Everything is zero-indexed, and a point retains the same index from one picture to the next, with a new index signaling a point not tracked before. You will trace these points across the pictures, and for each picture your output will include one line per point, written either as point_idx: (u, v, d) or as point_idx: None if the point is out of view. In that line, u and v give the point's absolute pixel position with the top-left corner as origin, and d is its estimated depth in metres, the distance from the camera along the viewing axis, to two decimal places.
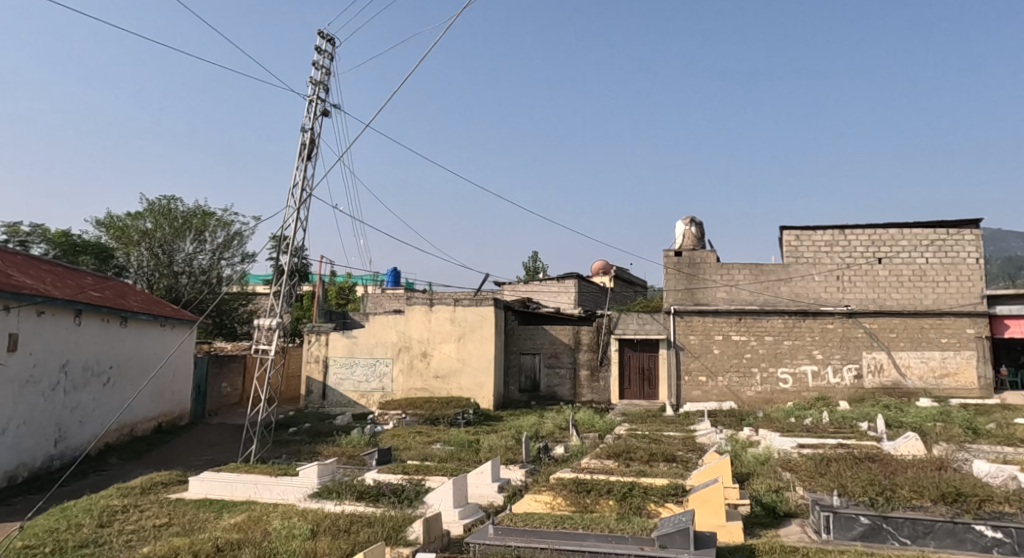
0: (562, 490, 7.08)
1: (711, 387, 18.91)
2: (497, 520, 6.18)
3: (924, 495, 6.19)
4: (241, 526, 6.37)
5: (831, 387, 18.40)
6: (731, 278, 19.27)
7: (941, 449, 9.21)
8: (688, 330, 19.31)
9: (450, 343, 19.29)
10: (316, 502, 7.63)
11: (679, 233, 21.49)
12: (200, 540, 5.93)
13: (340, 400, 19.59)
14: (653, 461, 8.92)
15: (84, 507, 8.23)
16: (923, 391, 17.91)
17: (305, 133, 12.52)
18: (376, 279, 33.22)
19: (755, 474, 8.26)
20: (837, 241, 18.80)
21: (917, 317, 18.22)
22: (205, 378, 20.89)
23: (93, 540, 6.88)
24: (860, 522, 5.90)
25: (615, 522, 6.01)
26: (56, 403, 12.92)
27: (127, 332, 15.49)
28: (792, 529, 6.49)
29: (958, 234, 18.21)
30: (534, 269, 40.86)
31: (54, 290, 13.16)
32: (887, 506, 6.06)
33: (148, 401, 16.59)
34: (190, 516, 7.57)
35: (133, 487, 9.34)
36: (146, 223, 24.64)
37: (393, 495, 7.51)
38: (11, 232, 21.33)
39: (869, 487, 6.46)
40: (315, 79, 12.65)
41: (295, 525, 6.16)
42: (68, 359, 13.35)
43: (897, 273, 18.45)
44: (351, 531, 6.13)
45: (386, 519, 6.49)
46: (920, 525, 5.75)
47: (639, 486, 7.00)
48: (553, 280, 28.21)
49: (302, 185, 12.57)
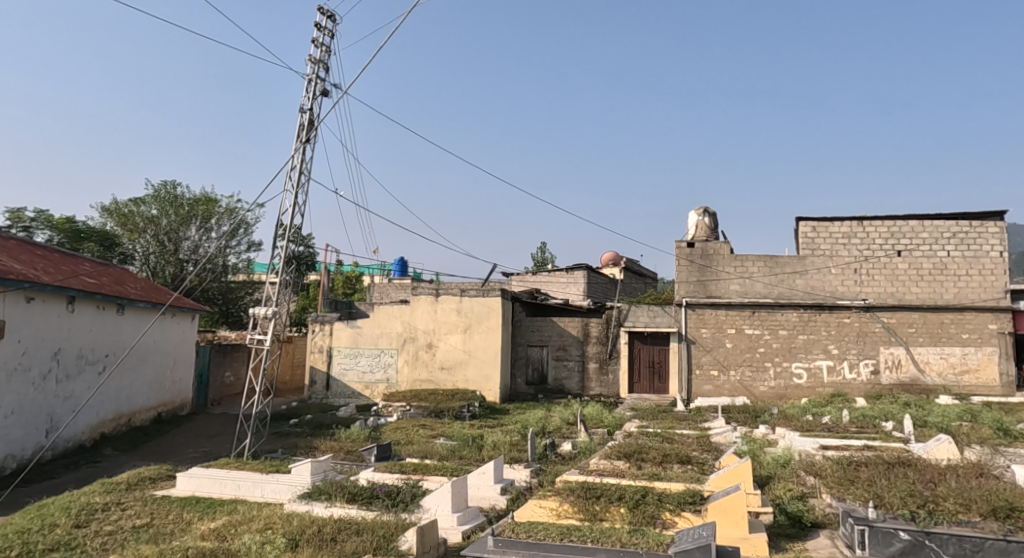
0: (569, 495, 6.48)
1: (723, 382, 18.32)
2: (499, 531, 5.62)
3: (972, 509, 5.60)
4: (218, 532, 5.89)
5: (847, 383, 17.77)
6: (745, 270, 18.63)
7: (973, 453, 8.60)
8: (699, 323, 18.66)
9: (457, 335, 18.77)
10: (305, 503, 7.09)
11: (692, 223, 20.81)
12: (171, 549, 5.44)
13: (343, 391, 19.15)
14: (667, 463, 8.34)
15: (63, 505, 7.74)
16: (943, 389, 17.27)
17: (304, 114, 11.95)
18: (381, 269, 32.78)
19: (776, 478, 7.72)
20: (855, 234, 18.07)
21: (938, 312, 17.53)
22: (206, 367, 20.50)
23: (65, 543, 6.38)
24: (899, 537, 5.32)
25: (627, 535, 5.46)
26: (47, 393, 12.47)
27: (123, 320, 15.04)
28: (821, 543, 5.95)
29: (981, 226, 17.50)
30: (542, 260, 40.42)
31: (45, 276, 12.66)
32: (929, 520, 5.46)
33: (147, 390, 16.18)
34: (173, 517, 7.09)
35: (118, 483, 8.88)
36: (151, 210, 24.20)
37: (387, 497, 6.95)
38: (16, 217, 21.01)
39: (909, 499, 5.87)
40: (315, 58, 12.07)
41: (272, 536, 5.62)
42: (61, 346, 12.90)
43: (917, 266, 17.75)
44: (337, 541, 5.59)
45: (377, 526, 5.93)
46: (968, 543, 5.18)
47: (653, 493, 6.42)
48: (562, 271, 27.66)
49: (301, 168, 11.99)
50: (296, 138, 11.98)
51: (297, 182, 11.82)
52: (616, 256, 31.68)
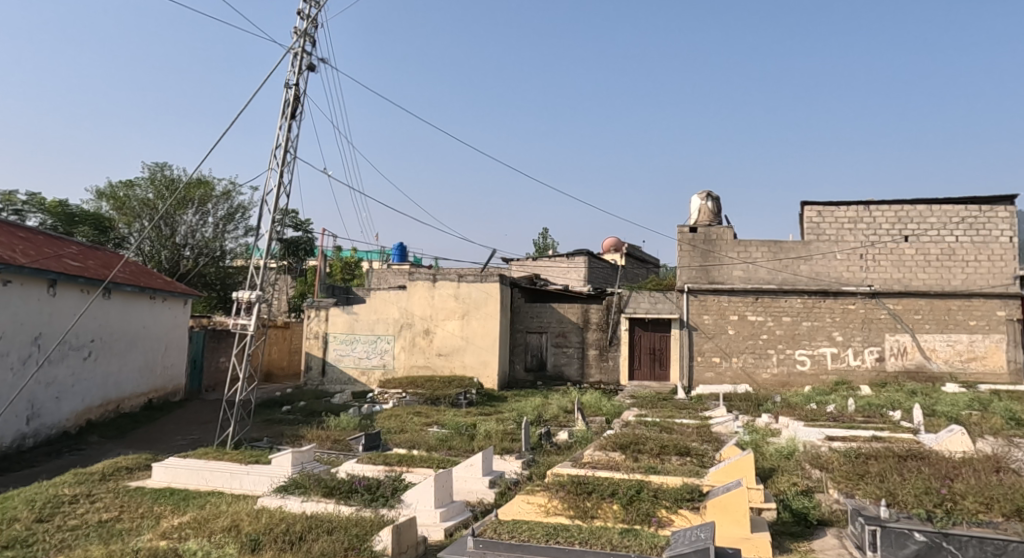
0: (559, 491, 6.05)
1: (725, 368, 17.90)
2: (479, 531, 5.21)
3: (993, 509, 5.23)
4: (178, 531, 5.48)
5: (852, 370, 17.33)
6: (748, 255, 18.13)
7: (987, 444, 8.17)
8: (701, 309, 18.22)
9: (454, 321, 18.36)
10: (280, 497, 6.70)
11: (695, 208, 20.30)
12: (122, 550, 5.03)
13: (339, 377, 18.79)
14: (665, 455, 7.92)
15: (28, 497, 7.33)
16: (949, 376, 16.83)
17: (290, 89, 11.44)
18: (380, 254, 32.38)
19: (780, 471, 7.34)
20: (861, 218, 17.54)
21: (945, 298, 17.07)
22: (200, 353, 20.13)
23: (21, 540, 5.98)
24: (914, 538, 4.88)
25: (619, 536, 5.03)
26: (27, 378, 12.08)
27: (110, 305, 14.65)
28: (828, 543, 5.55)
29: (990, 211, 16.95)
30: (544, 246, 39.99)
31: (23, 257, 12.22)
32: (947, 521, 5.05)
33: (137, 375, 15.82)
34: (143, 511, 6.71)
35: (92, 473, 8.51)
36: (147, 193, 23.67)
37: (366, 492, 6.57)
38: (7, 201, 20.60)
39: (925, 497, 5.46)
40: (301, 31, 11.54)
41: (233, 540, 5.19)
42: (42, 331, 12.50)
43: (924, 252, 17.25)
44: (306, 541, 5.18)
45: (351, 525, 5.51)
46: (989, 545, 4.77)
47: (648, 489, 5.99)
48: (562, 256, 27.23)
49: (286, 146, 11.50)
50: (281, 115, 11.49)
51: (283, 160, 11.32)
52: (617, 242, 31.29)
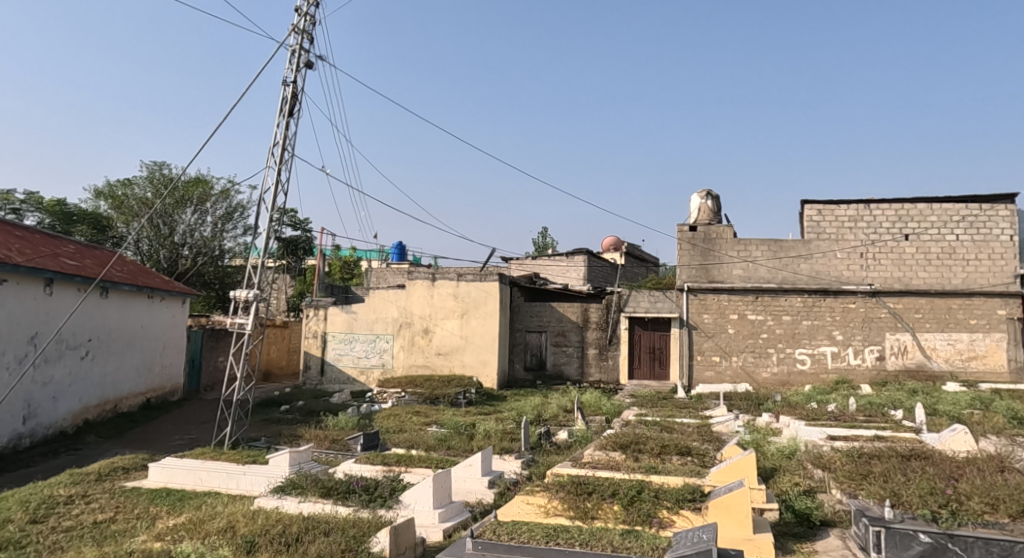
0: (559, 492, 5.99)
1: (725, 367, 17.84)
2: (477, 532, 5.13)
3: (999, 510, 5.18)
4: (173, 533, 5.41)
5: (852, 369, 17.27)
6: (748, 254, 18.06)
7: (989, 444, 8.10)
8: (701, 309, 18.16)
9: (453, 320, 18.28)
10: (277, 498, 6.63)
11: (695, 207, 20.24)
12: (115, 552, 4.95)
13: (338, 377, 18.72)
14: (666, 455, 7.85)
15: (22, 497, 7.25)
16: (949, 375, 16.77)
17: (287, 86, 11.37)
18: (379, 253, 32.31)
19: (781, 470, 7.28)
20: (862, 217, 17.47)
21: (946, 297, 17.01)
22: (198, 353, 20.05)
23: (14, 542, 5.90)
24: (919, 540, 4.82)
25: (620, 537, 4.96)
26: (23, 378, 12.00)
27: (108, 304, 14.57)
28: (831, 544, 5.49)
29: (991, 209, 16.89)
30: (543, 245, 39.93)
31: (19, 256, 12.13)
32: (952, 522, 4.99)
33: (135, 375, 15.74)
34: (139, 513, 6.63)
35: (88, 473, 8.43)
36: (145, 192, 23.58)
37: (364, 492, 6.51)
38: (5, 200, 20.51)
39: (930, 497, 5.40)
40: (299, 28, 11.47)
41: (228, 542, 5.11)
42: (38, 330, 12.41)
43: (925, 250, 17.18)
44: (303, 542, 5.12)
45: (348, 526, 5.44)
46: (995, 546, 4.70)
47: (649, 489, 5.92)
48: (561, 255, 27.16)
49: (284, 144, 11.42)
50: (279, 112, 11.42)
51: (280, 158, 11.24)
52: (617, 241, 31.22)
